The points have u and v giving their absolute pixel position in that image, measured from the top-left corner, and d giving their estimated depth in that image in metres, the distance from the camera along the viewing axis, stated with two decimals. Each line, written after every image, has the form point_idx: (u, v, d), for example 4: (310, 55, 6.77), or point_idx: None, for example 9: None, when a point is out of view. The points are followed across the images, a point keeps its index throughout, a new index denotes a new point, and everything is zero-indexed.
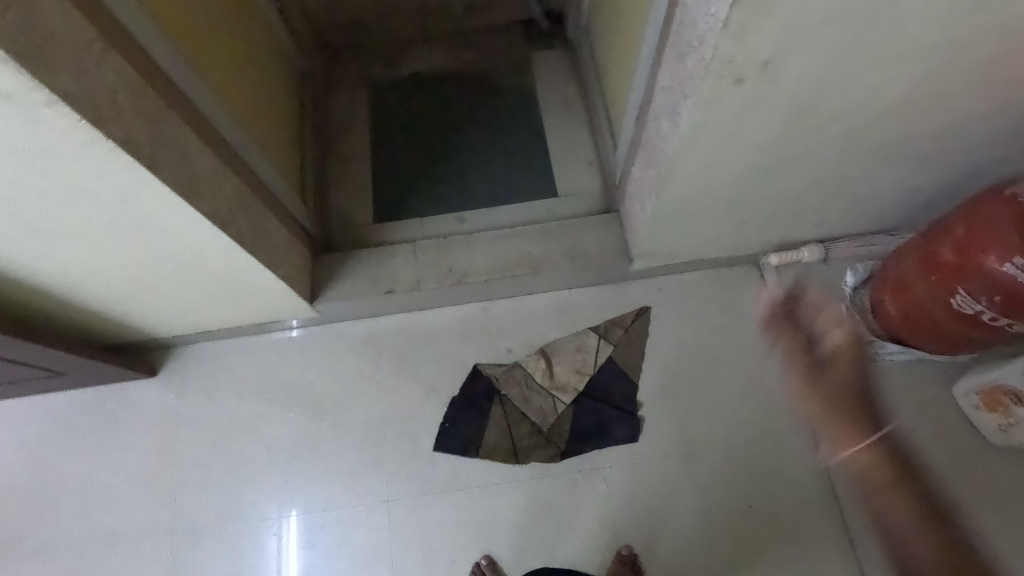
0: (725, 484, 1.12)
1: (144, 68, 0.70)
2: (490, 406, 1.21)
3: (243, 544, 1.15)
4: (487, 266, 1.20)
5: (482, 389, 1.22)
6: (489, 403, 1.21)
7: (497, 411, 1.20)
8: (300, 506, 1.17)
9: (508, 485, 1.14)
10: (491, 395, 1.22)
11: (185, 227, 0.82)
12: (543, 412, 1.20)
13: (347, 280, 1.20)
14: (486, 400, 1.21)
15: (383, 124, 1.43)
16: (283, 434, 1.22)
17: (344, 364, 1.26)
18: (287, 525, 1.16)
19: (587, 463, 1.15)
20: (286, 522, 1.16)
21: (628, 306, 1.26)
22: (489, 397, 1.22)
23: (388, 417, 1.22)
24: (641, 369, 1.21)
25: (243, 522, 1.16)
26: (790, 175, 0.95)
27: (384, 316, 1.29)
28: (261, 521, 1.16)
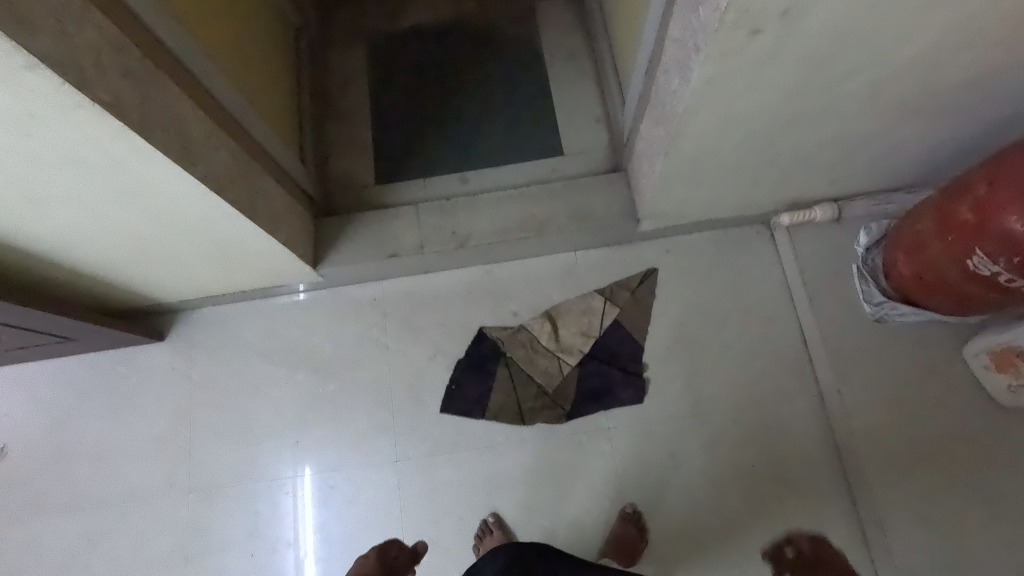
0: (729, 444, 1.12)
1: (129, 26, 0.67)
2: (496, 368, 1.21)
3: (258, 503, 1.18)
4: (491, 228, 1.18)
5: (487, 352, 1.22)
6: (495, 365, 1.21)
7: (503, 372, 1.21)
8: (313, 464, 1.20)
9: (514, 446, 1.16)
10: (497, 357, 1.22)
11: (181, 192, 0.80)
12: (548, 373, 1.20)
13: (350, 244, 1.19)
14: (492, 362, 1.21)
15: (383, 80, 1.38)
16: (292, 397, 1.23)
17: (350, 327, 1.26)
18: (301, 479, 1.19)
19: (592, 424, 1.16)
20: (300, 479, 1.19)
21: (635, 267, 1.24)
22: (494, 359, 1.21)
23: (395, 380, 1.22)
24: (647, 331, 1.20)
25: (257, 480, 1.19)
26: (806, 131, 0.91)
27: (389, 280, 1.28)
28: (275, 481, 1.19)
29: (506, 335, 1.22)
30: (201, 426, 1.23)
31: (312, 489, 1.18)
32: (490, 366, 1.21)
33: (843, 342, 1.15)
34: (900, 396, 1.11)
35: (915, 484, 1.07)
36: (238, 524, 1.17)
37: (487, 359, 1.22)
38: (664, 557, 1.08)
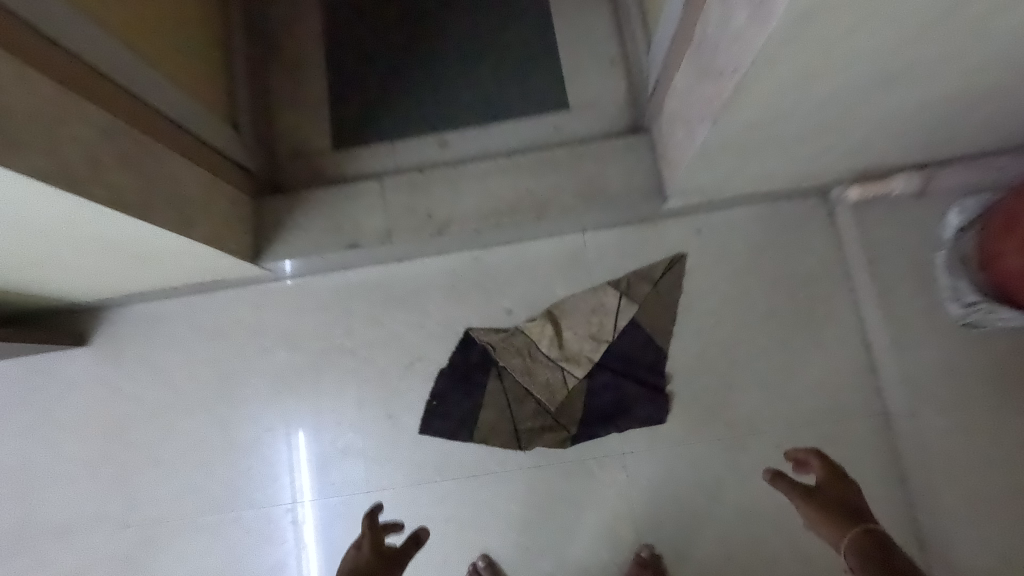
0: None
1: None
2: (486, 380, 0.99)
3: (247, 518, 1.00)
4: (477, 210, 0.92)
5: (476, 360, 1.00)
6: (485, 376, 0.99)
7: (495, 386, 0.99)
8: (307, 416, 1.02)
9: (509, 475, 0.96)
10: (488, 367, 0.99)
11: (22, 197, 0.56)
12: (551, 387, 0.98)
13: (301, 231, 0.94)
14: (481, 373, 0.99)
15: (338, 11, 1.08)
16: (247, 411, 1.03)
17: (309, 328, 1.04)
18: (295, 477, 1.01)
19: (603, 449, 0.96)
20: (292, 439, 1.02)
21: (657, 254, 1.00)
22: (484, 369, 0.99)
23: (365, 394, 1.02)
24: (672, 335, 0.98)
25: (240, 445, 1.02)
26: (916, 89, 0.64)
27: (354, 270, 1.05)
28: (263, 492, 1.01)
29: (499, 339, 1.00)
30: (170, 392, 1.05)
31: (307, 450, 1.01)
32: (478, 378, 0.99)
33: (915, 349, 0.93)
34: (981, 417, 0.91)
35: None
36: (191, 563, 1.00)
37: (475, 369, 0.99)
38: None
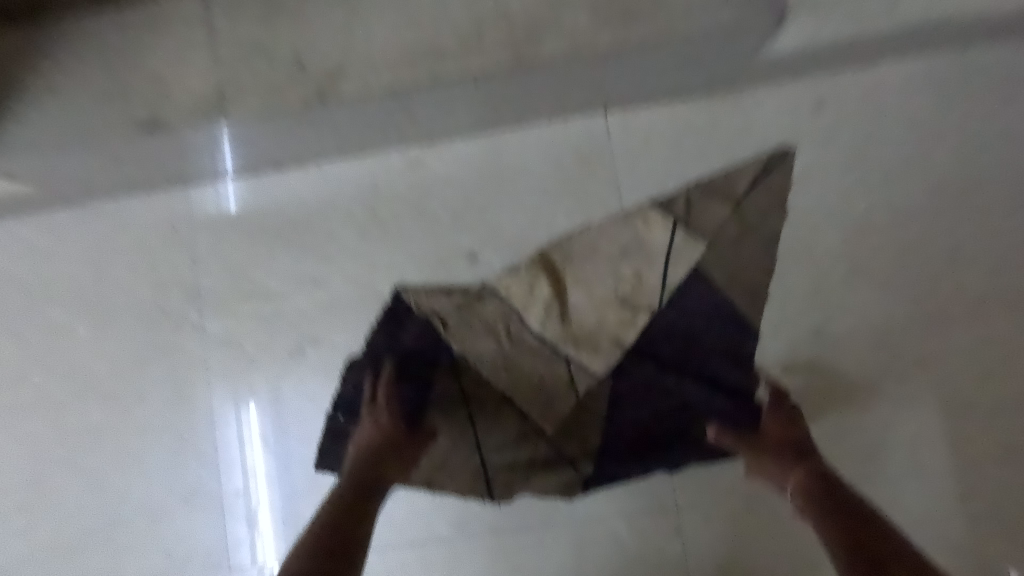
0: (942, 542, 0.52)
1: None
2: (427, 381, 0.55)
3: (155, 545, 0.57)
4: (401, 47, 0.46)
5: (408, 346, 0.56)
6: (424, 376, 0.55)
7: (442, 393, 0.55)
8: (265, 414, 0.58)
9: (471, 543, 0.54)
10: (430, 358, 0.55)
11: None
12: (545, 392, 0.55)
13: (52, 96, 0.47)
14: (418, 369, 0.55)
15: None
16: (20, 430, 0.59)
17: (122, 287, 0.60)
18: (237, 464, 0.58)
19: (639, 497, 0.54)
20: (244, 455, 0.58)
21: (736, 147, 0.55)
22: (422, 363, 0.55)
23: (221, 402, 0.58)
24: (763, 294, 0.54)
25: (139, 471, 0.58)
26: None
27: (199, 186, 0.60)
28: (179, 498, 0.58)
29: (453, 307, 0.56)
30: None
31: (269, 473, 0.57)
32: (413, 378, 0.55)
33: None
34: None
35: None
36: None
37: (408, 363, 0.56)
38: None
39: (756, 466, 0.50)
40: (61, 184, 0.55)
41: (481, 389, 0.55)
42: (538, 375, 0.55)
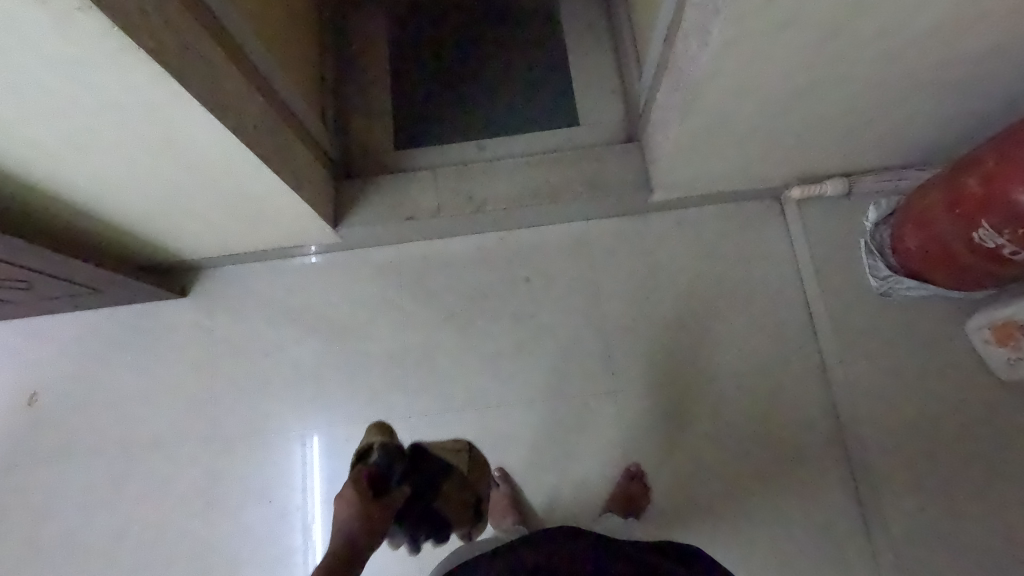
0: (733, 411, 1.16)
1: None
2: (411, 482, 0.79)
3: (271, 450, 1.23)
4: (508, 195, 1.22)
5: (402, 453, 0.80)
6: (411, 469, 0.80)
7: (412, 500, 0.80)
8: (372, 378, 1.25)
9: (523, 405, 1.20)
10: (410, 470, 0.79)
11: (213, 146, 0.84)
12: (429, 512, 0.83)
13: (370, 206, 1.23)
14: (404, 475, 0.78)
15: (402, 48, 1.40)
16: (306, 355, 1.27)
17: (367, 289, 1.29)
18: (305, 425, 1.24)
19: (599, 387, 1.20)
20: (307, 424, 1.24)
21: (646, 239, 1.26)
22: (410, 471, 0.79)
23: (410, 342, 1.26)
24: (656, 300, 1.23)
25: (276, 414, 1.25)
26: (818, 102, 0.93)
27: (404, 244, 1.31)
28: (286, 434, 1.24)
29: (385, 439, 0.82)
30: (234, 343, 1.29)
31: (315, 434, 1.23)
32: (400, 484, 0.76)
33: (849, 314, 1.18)
34: (901, 374, 1.15)
35: (911, 452, 1.11)
36: (273, 477, 1.22)
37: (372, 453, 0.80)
38: (664, 515, 1.13)
39: None
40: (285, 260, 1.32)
41: (420, 503, 0.81)
42: (426, 499, 0.82)
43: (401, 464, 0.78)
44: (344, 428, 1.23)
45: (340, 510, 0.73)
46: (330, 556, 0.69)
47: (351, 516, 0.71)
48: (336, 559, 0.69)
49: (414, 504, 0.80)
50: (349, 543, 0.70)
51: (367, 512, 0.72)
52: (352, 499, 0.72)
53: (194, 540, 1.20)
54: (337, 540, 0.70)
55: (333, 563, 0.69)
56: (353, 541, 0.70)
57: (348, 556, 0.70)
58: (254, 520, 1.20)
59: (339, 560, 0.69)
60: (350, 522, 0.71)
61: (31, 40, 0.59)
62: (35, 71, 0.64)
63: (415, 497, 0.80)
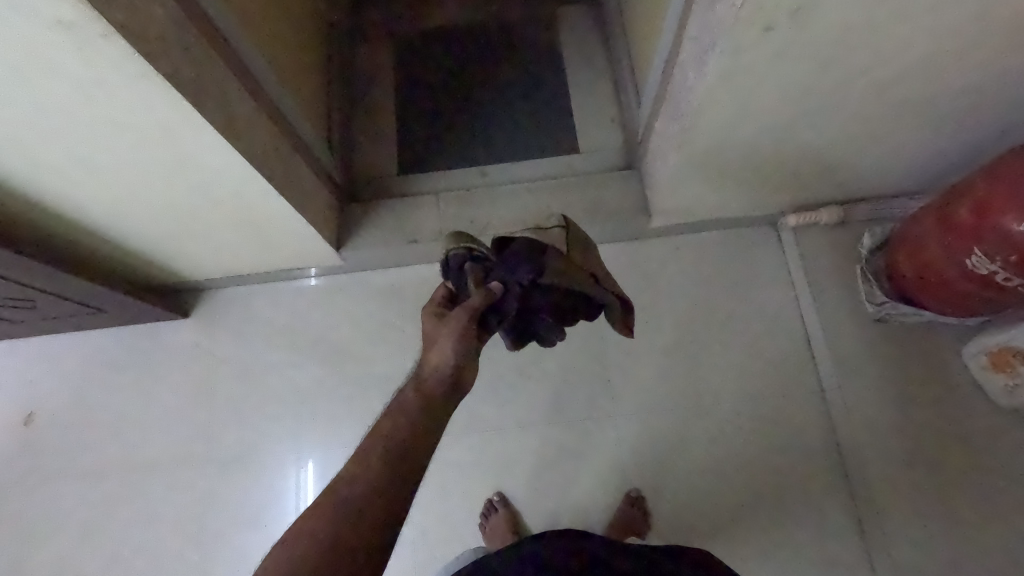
0: (732, 436, 1.16)
1: (200, 23, 0.77)
2: (550, 260, 0.81)
3: (267, 473, 1.22)
4: (509, 219, 1.24)
5: (502, 242, 0.81)
6: (503, 263, 0.79)
7: (527, 283, 0.78)
8: (371, 401, 1.25)
9: (522, 430, 1.19)
10: (545, 251, 0.81)
11: (223, 168, 0.86)
12: (553, 304, 0.82)
13: (374, 229, 1.25)
14: (530, 266, 0.79)
15: (407, 78, 1.45)
16: (306, 377, 1.27)
17: (369, 311, 1.30)
18: (302, 447, 1.23)
19: (599, 411, 1.19)
20: (304, 446, 1.23)
21: (645, 264, 1.28)
22: (521, 264, 0.79)
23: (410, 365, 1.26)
24: (655, 325, 1.24)
25: (273, 436, 1.24)
26: (811, 132, 0.96)
27: (405, 267, 1.32)
28: (283, 457, 1.23)
29: (543, 234, 0.84)
30: (233, 364, 1.30)
31: (312, 457, 1.23)
32: (553, 253, 0.82)
33: (847, 340, 1.19)
34: (900, 399, 1.15)
35: (912, 479, 1.11)
36: (268, 501, 1.21)
37: (466, 275, 0.77)
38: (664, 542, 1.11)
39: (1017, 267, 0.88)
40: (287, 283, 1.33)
41: (569, 267, 0.83)
42: (538, 297, 0.80)
43: (483, 265, 0.78)
44: (343, 451, 1.22)
45: (433, 344, 0.66)
46: (427, 386, 0.62)
47: (448, 341, 0.66)
48: (441, 381, 0.63)
49: (554, 270, 0.81)
50: (455, 360, 0.64)
51: (463, 335, 0.67)
52: (445, 326, 0.68)
53: (187, 565, 1.18)
54: (434, 374, 0.63)
55: (436, 393, 0.61)
56: (454, 362, 0.64)
57: (453, 379, 0.63)
58: (249, 545, 1.19)
59: (445, 384, 0.63)
60: (448, 347, 0.65)
61: (54, 64, 0.62)
62: (55, 94, 0.66)
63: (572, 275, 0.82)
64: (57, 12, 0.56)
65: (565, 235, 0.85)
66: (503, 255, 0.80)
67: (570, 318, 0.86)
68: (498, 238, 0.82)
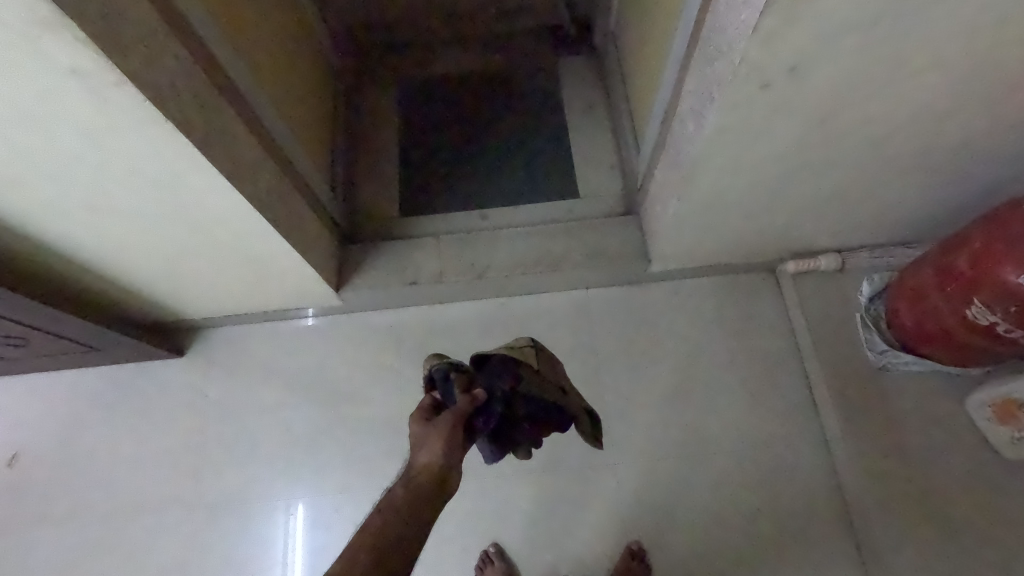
0: (735, 486, 1.13)
1: (211, 70, 0.79)
2: (528, 371, 0.82)
3: (256, 520, 1.18)
4: (509, 262, 1.25)
5: (479, 357, 0.82)
6: (482, 375, 0.79)
7: (508, 392, 0.78)
8: (365, 446, 1.22)
9: (520, 477, 1.17)
10: (521, 364, 0.82)
11: (226, 210, 0.87)
12: (532, 414, 0.80)
13: (374, 270, 1.25)
14: (510, 374, 0.80)
15: (411, 122, 1.48)
16: (300, 420, 1.25)
17: (366, 352, 1.29)
18: (293, 492, 1.20)
19: (599, 459, 1.17)
20: (294, 492, 1.20)
21: (645, 308, 1.28)
22: (500, 375, 0.79)
23: (406, 408, 1.24)
24: (655, 369, 1.23)
25: (263, 481, 1.21)
26: (809, 183, 0.98)
27: (404, 308, 1.32)
28: (273, 502, 1.19)
29: (516, 350, 0.85)
30: (226, 405, 1.27)
31: (302, 503, 1.19)
32: (529, 366, 0.82)
33: (850, 389, 1.17)
34: (905, 450, 1.13)
35: (922, 535, 1.07)
36: (254, 550, 1.16)
37: (450, 385, 0.77)
38: None
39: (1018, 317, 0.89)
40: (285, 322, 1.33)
41: (542, 380, 0.83)
42: (520, 405, 0.79)
43: (465, 374, 0.79)
44: (334, 497, 1.19)
45: (422, 445, 0.67)
46: (416, 485, 0.63)
47: (436, 444, 0.67)
48: (428, 481, 0.63)
49: (531, 382, 0.81)
50: (443, 461, 0.65)
51: (451, 439, 0.67)
52: (433, 430, 0.68)
53: None
54: (422, 475, 0.64)
55: (424, 493, 0.62)
56: (443, 464, 0.65)
57: (441, 480, 0.64)
58: None
59: (431, 487, 0.63)
60: (436, 449, 0.66)
61: (66, 110, 0.63)
62: (64, 138, 0.67)
63: (551, 386, 0.83)
64: (72, 61, 0.57)
65: (536, 353, 0.86)
66: (482, 368, 0.81)
67: (544, 432, 0.84)
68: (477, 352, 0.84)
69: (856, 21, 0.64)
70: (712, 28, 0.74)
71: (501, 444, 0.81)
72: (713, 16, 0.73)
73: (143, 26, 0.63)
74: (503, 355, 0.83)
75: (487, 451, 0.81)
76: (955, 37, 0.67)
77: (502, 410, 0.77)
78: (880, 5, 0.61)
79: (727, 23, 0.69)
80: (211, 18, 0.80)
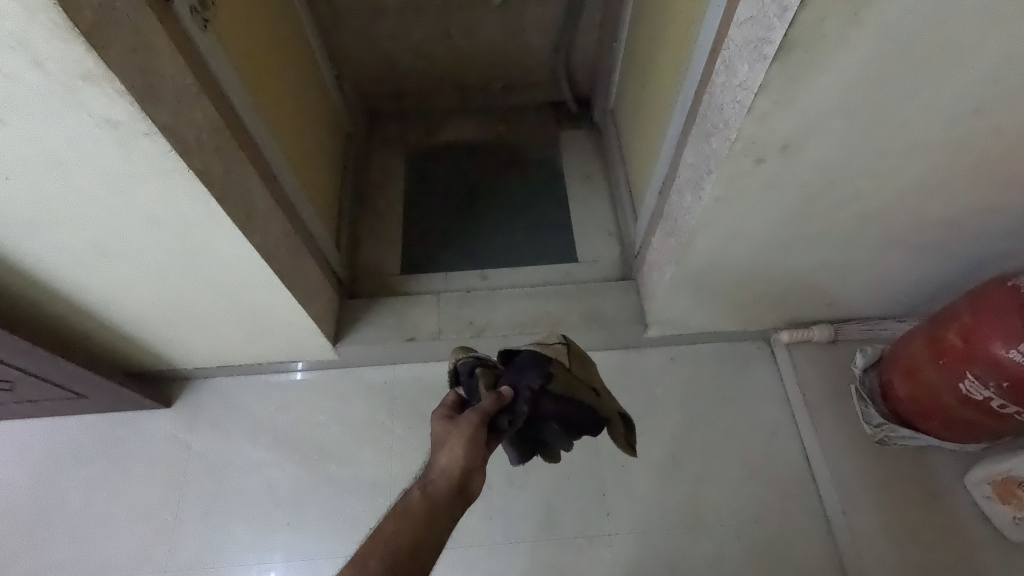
0: (734, 562, 1.09)
1: (234, 126, 0.83)
2: (555, 369, 0.81)
3: None
4: (507, 321, 1.26)
5: (507, 352, 0.83)
6: (509, 372, 0.80)
7: (537, 390, 0.77)
8: (349, 509, 1.17)
9: (512, 546, 1.12)
10: (550, 362, 0.81)
11: (235, 260, 0.88)
12: (561, 415, 0.79)
13: (372, 325, 1.26)
14: (537, 372, 0.78)
15: (417, 184, 1.53)
16: (285, 478, 1.20)
17: (358, 409, 1.27)
18: (269, 556, 1.13)
19: (593, 528, 1.13)
20: (269, 558, 1.13)
21: (641, 373, 1.28)
22: (528, 373, 0.78)
23: (395, 468, 1.20)
24: (652, 436, 1.21)
25: (239, 542, 1.15)
26: (801, 254, 1.01)
27: (400, 365, 1.31)
28: (246, 567, 1.13)
29: (547, 348, 0.86)
30: (209, 460, 1.23)
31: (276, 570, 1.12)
32: (558, 364, 0.82)
33: (848, 462, 1.16)
34: (907, 528, 1.10)
35: None
36: None
37: (475, 379, 0.79)
38: None
39: (1016, 396, 0.90)
40: (279, 376, 1.31)
41: (570, 376, 0.82)
42: (547, 405, 0.78)
43: (492, 370, 0.80)
44: (312, 563, 1.12)
45: (443, 447, 0.71)
46: (433, 489, 0.67)
47: (456, 447, 0.70)
48: (446, 487, 0.67)
49: (560, 379, 0.79)
50: (460, 466, 0.69)
51: (472, 443, 0.70)
52: (454, 430, 0.71)
53: None
54: (442, 479, 0.68)
55: (442, 498, 0.67)
56: (460, 470, 0.69)
57: (457, 485, 0.68)
58: None
59: (450, 492, 0.67)
60: (457, 453, 0.69)
61: (93, 157, 0.65)
62: (88, 183, 0.69)
63: (579, 387, 0.82)
64: (108, 111, 0.60)
65: (565, 351, 0.86)
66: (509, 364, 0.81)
67: (576, 434, 0.83)
68: (505, 350, 0.85)
69: (842, 103, 0.68)
70: (709, 107, 0.79)
71: (526, 442, 0.82)
72: (710, 96, 0.79)
73: (178, 83, 0.68)
74: (530, 352, 0.82)
75: (512, 450, 0.83)
76: (933, 122, 0.73)
77: (529, 410, 0.76)
78: (863, 90, 0.67)
79: (722, 103, 0.75)
80: (238, 80, 0.86)
